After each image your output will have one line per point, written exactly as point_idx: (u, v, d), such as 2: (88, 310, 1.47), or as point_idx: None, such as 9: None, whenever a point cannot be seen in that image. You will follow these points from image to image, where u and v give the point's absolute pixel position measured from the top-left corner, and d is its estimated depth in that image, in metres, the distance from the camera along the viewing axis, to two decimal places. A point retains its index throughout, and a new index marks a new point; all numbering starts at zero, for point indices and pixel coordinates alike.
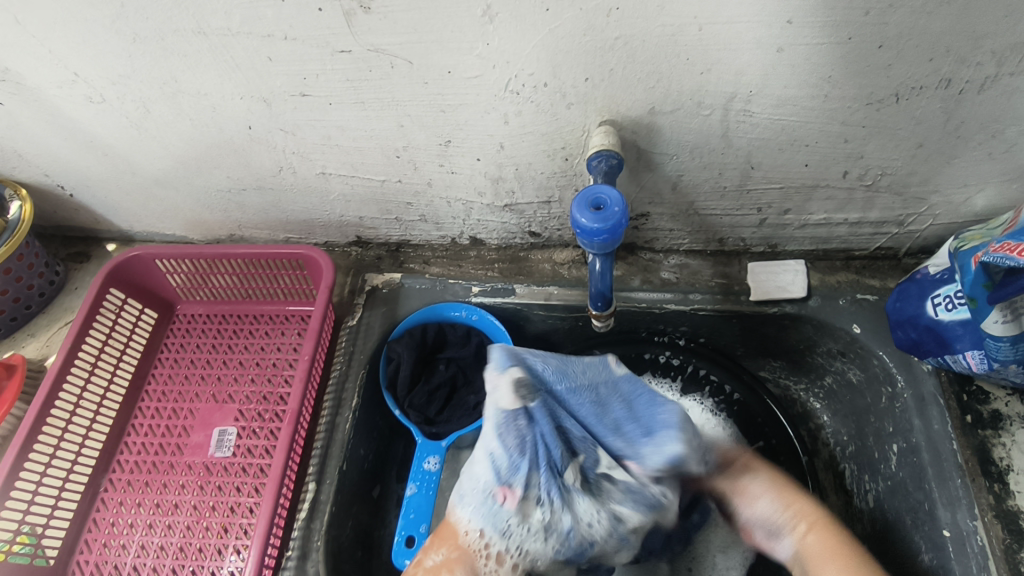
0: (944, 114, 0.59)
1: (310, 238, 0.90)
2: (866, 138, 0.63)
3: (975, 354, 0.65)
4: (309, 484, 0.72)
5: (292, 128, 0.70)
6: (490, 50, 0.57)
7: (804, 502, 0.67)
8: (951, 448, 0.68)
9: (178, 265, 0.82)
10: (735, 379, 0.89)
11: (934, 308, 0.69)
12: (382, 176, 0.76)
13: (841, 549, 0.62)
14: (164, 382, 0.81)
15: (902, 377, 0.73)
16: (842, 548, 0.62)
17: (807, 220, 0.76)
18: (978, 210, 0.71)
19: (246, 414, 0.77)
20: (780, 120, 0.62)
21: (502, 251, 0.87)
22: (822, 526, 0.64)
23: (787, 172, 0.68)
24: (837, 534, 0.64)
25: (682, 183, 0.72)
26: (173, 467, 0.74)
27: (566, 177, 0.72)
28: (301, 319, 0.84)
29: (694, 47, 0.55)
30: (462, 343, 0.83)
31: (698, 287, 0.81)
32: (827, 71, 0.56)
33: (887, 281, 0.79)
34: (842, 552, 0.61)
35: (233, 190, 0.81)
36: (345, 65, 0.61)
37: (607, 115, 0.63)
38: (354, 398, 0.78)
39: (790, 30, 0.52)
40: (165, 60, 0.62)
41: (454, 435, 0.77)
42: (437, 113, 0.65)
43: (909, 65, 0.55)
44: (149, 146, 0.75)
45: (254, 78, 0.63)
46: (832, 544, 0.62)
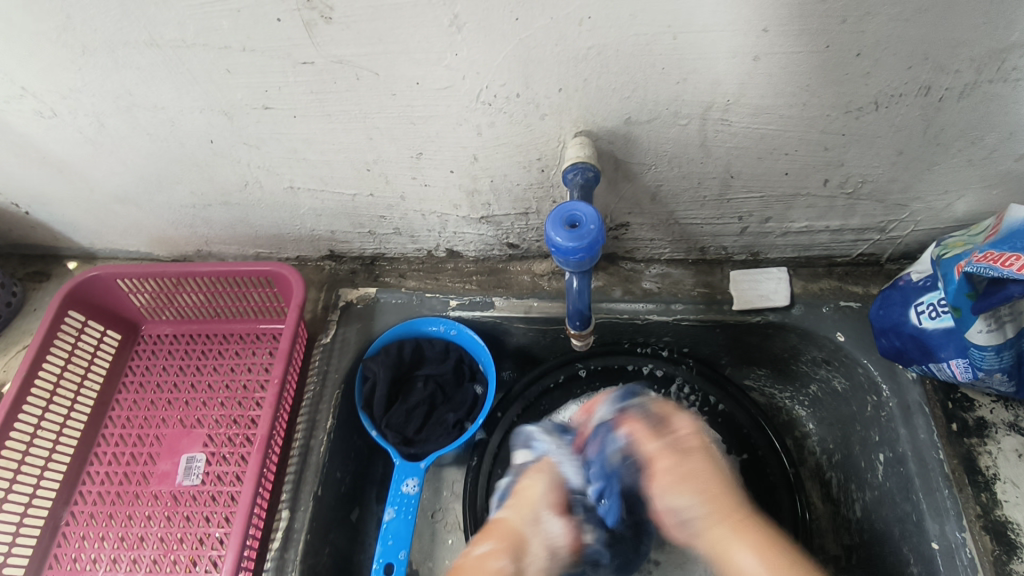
0: (923, 122, 0.58)
1: (281, 252, 0.87)
2: (846, 146, 0.62)
3: (960, 362, 0.64)
4: (282, 512, 0.69)
5: (257, 141, 0.67)
6: (459, 60, 0.55)
7: (710, 463, 0.64)
8: (937, 457, 0.67)
9: (141, 285, 0.79)
10: (721, 391, 0.81)
11: (917, 316, 0.67)
12: (353, 190, 0.73)
13: (738, 517, 0.60)
14: (129, 407, 0.77)
15: (887, 386, 0.72)
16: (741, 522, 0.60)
17: (789, 228, 0.74)
18: (959, 216, 0.70)
19: (216, 439, 0.74)
20: (758, 128, 0.60)
21: (480, 263, 0.85)
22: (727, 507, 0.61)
23: (767, 180, 0.67)
24: (746, 521, 0.60)
25: (662, 193, 0.70)
26: (138, 497, 0.71)
27: (542, 189, 0.70)
28: (273, 337, 0.81)
29: (669, 56, 0.53)
30: (441, 359, 0.81)
31: (680, 297, 0.79)
32: (805, 80, 0.54)
33: (870, 288, 0.78)
34: (769, 543, 0.58)
35: (198, 206, 0.78)
36: (309, 77, 0.58)
37: (582, 125, 0.61)
38: (328, 419, 0.75)
39: (767, 39, 0.51)
40: (118, 74, 0.59)
41: (432, 456, 0.75)
42: (406, 125, 0.63)
43: (887, 73, 0.53)
44: (106, 162, 0.72)
45: (213, 91, 0.61)
46: (745, 525, 0.60)
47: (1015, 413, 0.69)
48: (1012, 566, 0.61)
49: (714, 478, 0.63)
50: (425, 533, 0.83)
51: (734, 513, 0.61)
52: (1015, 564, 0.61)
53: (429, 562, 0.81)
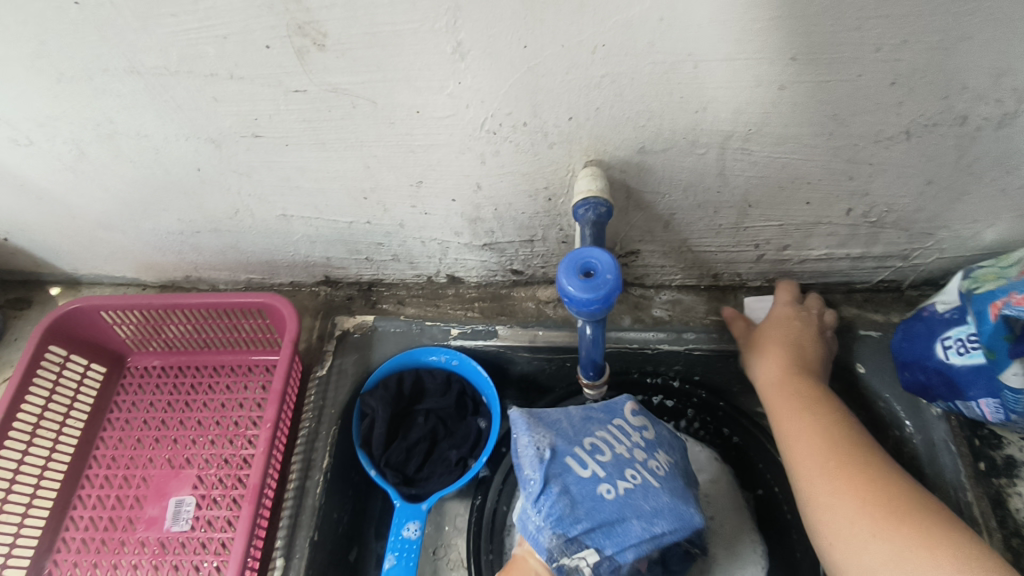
0: (957, 151, 0.55)
1: (274, 278, 0.83)
2: (873, 176, 0.58)
3: (990, 402, 0.61)
4: (277, 560, 0.66)
5: (247, 169, 0.63)
6: (463, 89, 0.51)
7: (825, 447, 0.60)
8: (964, 499, 0.64)
9: (125, 316, 0.75)
10: (734, 422, 0.79)
11: (944, 351, 0.64)
12: (350, 218, 0.70)
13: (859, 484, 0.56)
14: (115, 446, 0.74)
15: (910, 422, 0.69)
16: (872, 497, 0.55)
17: (807, 255, 0.71)
18: (987, 244, 0.67)
19: (206, 481, 0.70)
20: (781, 157, 0.56)
21: (483, 289, 0.81)
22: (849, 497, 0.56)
23: (787, 209, 0.63)
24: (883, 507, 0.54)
25: (675, 221, 0.67)
26: (124, 544, 0.67)
27: (549, 217, 0.67)
28: (266, 369, 0.78)
29: (689, 85, 0.49)
30: (442, 391, 0.77)
31: (692, 325, 0.76)
32: (833, 109, 0.51)
33: (891, 316, 0.75)
34: (878, 511, 0.54)
35: (186, 233, 0.74)
36: (301, 105, 0.54)
37: (593, 155, 0.57)
38: (324, 459, 0.71)
39: (795, 67, 0.47)
40: (97, 102, 0.55)
41: (435, 496, 0.71)
42: (406, 154, 0.59)
43: (922, 102, 0.50)
44: (88, 190, 0.68)
45: (199, 119, 0.57)
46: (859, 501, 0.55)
47: None
48: None
49: (830, 464, 0.58)
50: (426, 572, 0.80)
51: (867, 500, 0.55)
52: None
53: None
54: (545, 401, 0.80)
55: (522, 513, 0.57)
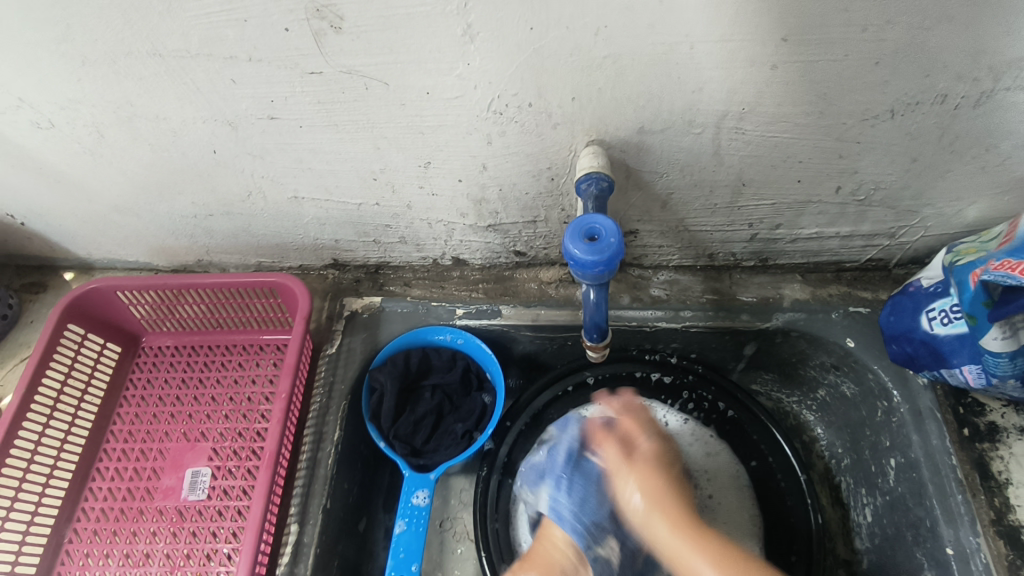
0: (939, 129, 0.58)
1: (284, 261, 0.86)
2: (860, 154, 0.61)
3: (972, 368, 0.64)
4: (291, 526, 0.68)
5: (261, 152, 0.65)
6: (471, 70, 0.54)
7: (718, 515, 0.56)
8: (950, 462, 0.67)
9: (141, 296, 0.77)
10: (731, 397, 0.82)
11: (929, 322, 0.67)
12: (359, 200, 0.72)
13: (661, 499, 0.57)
14: (132, 420, 0.76)
15: (897, 392, 0.72)
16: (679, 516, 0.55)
17: (799, 234, 0.74)
18: (970, 221, 0.70)
19: (221, 453, 0.72)
20: (773, 137, 0.60)
21: (487, 270, 0.84)
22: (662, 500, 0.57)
23: (778, 188, 0.66)
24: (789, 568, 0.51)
25: (672, 201, 0.69)
26: (143, 513, 0.70)
27: (552, 197, 0.70)
28: (277, 348, 0.80)
29: (686, 65, 0.52)
30: (448, 368, 0.80)
31: (689, 304, 0.79)
32: (822, 88, 0.54)
33: (879, 293, 0.78)
34: (683, 519, 0.55)
35: (199, 216, 0.77)
36: (316, 87, 0.57)
37: (594, 135, 0.60)
38: (335, 431, 0.74)
39: (786, 47, 0.50)
40: (119, 85, 0.58)
41: (442, 467, 0.74)
42: (415, 135, 0.62)
43: (905, 81, 0.53)
44: (105, 173, 0.70)
45: (217, 102, 0.59)
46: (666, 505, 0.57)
47: None
48: None
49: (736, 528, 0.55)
50: (433, 543, 0.82)
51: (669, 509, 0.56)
52: None
53: (438, 572, 0.81)
54: (545, 378, 0.83)
55: (551, 506, 0.68)
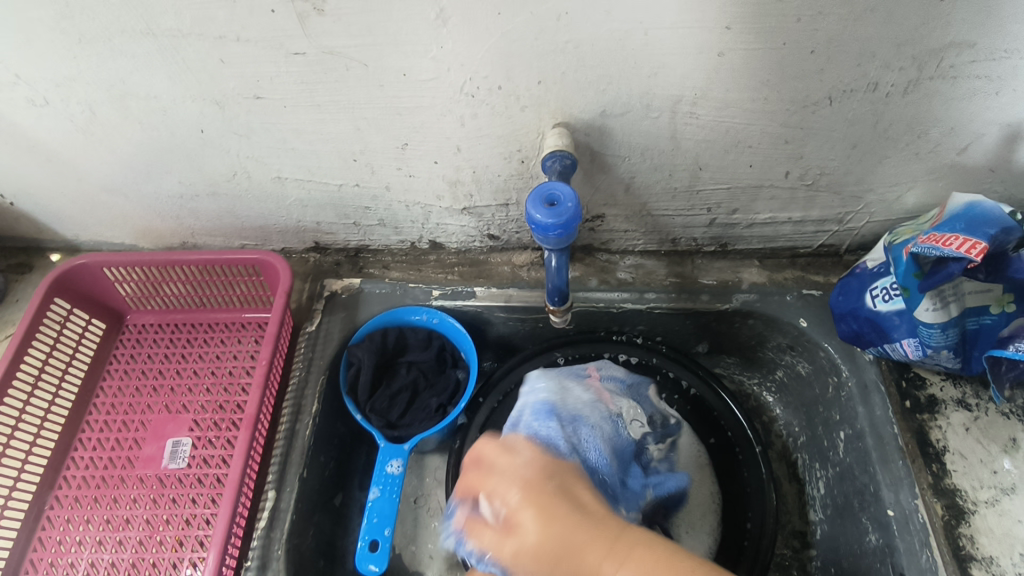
0: (873, 115, 0.63)
1: (267, 244, 0.89)
2: (804, 139, 0.66)
3: (911, 341, 0.69)
4: (269, 492, 0.71)
5: (246, 131, 0.69)
6: (444, 53, 0.58)
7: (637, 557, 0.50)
8: (891, 432, 0.71)
9: (127, 274, 0.80)
10: (692, 374, 0.85)
11: (872, 300, 0.72)
12: (340, 181, 0.76)
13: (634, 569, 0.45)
14: (114, 394, 0.78)
15: (846, 367, 0.77)
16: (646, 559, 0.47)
17: (754, 219, 0.79)
18: (909, 207, 0.75)
19: (201, 424, 0.75)
20: (724, 122, 0.65)
21: (462, 255, 0.88)
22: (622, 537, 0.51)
23: (733, 172, 0.71)
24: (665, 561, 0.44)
25: (635, 184, 0.74)
26: (124, 481, 0.71)
27: (522, 180, 0.74)
28: (258, 326, 0.83)
29: (640, 51, 0.57)
30: (423, 346, 0.83)
31: (653, 286, 0.83)
32: (765, 75, 0.59)
33: (831, 277, 0.83)
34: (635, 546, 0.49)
35: (185, 196, 0.80)
36: (300, 67, 0.61)
37: (560, 117, 0.65)
38: (313, 404, 0.76)
39: (729, 35, 0.55)
40: (113, 62, 0.61)
41: (416, 438, 0.76)
42: (393, 116, 0.66)
43: (839, 69, 0.58)
44: (96, 151, 0.73)
45: (207, 81, 0.63)
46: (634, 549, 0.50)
47: (963, 390, 0.73)
48: (959, 530, 0.65)
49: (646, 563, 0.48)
50: (408, 519, 0.85)
51: (597, 534, 0.44)
52: (962, 528, 0.65)
53: (412, 547, 0.83)
54: (516, 357, 0.85)
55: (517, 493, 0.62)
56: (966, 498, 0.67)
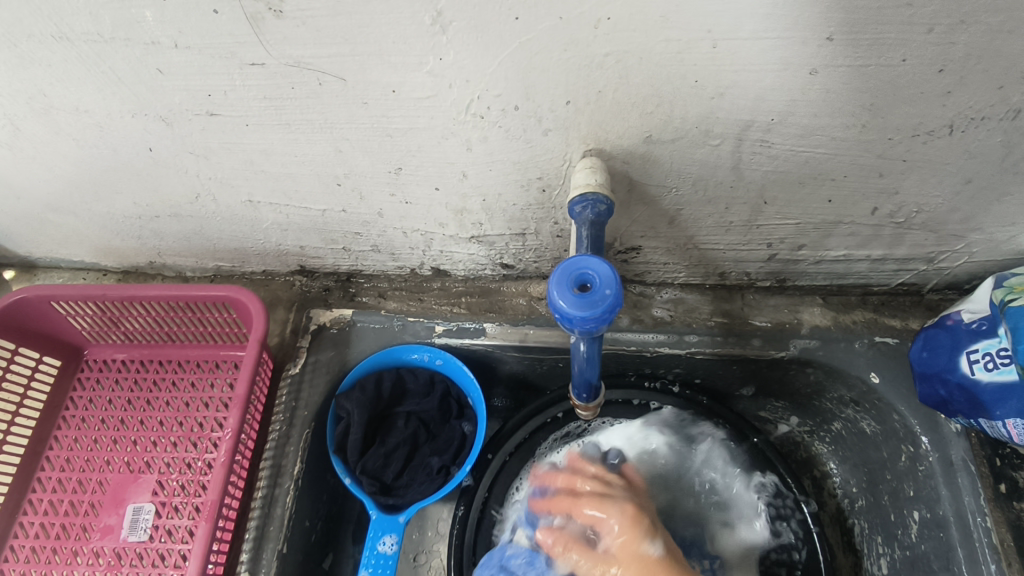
0: (1004, 148, 0.48)
1: (246, 266, 0.77)
2: (905, 173, 0.52)
3: (1019, 423, 0.56)
4: (241, 574, 0.60)
5: (204, 151, 0.56)
6: (444, 66, 0.45)
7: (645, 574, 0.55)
8: (982, 524, 0.59)
9: (81, 307, 0.69)
10: (734, 428, 0.75)
11: (970, 364, 0.59)
12: (323, 206, 0.63)
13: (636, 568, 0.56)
14: (70, 446, 0.68)
15: (927, 438, 0.64)
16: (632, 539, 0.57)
17: (824, 256, 0.65)
18: (1022, 248, 0.61)
19: (167, 487, 0.65)
20: (805, 152, 0.50)
21: (470, 283, 0.75)
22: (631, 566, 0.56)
23: (806, 207, 0.57)
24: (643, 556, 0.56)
25: (682, 217, 0.60)
26: (77, 555, 0.62)
27: (543, 210, 0.60)
28: (234, 366, 0.72)
29: (705, 67, 0.43)
30: (425, 392, 0.72)
31: (696, 327, 0.70)
32: (868, 98, 0.45)
33: (910, 321, 0.69)
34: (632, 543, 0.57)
35: (144, 217, 0.68)
36: (259, 80, 0.47)
37: (593, 143, 0.51)
38: (295, 464, 0.66)
39: (830, 49, 0.41)
40: (26, 71, 0.48)
41: (414, 508, 0.66)
42: (382, 138, 0.53)
43: (972, 92, 0.43)
44: (30, 168, 0.61)
45: (145, 94, 0.50)
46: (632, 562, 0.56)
47: None
48: None
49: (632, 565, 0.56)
50: None
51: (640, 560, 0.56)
52: None
53: None
54: (535, 404, 0.75)
55: None
56: None
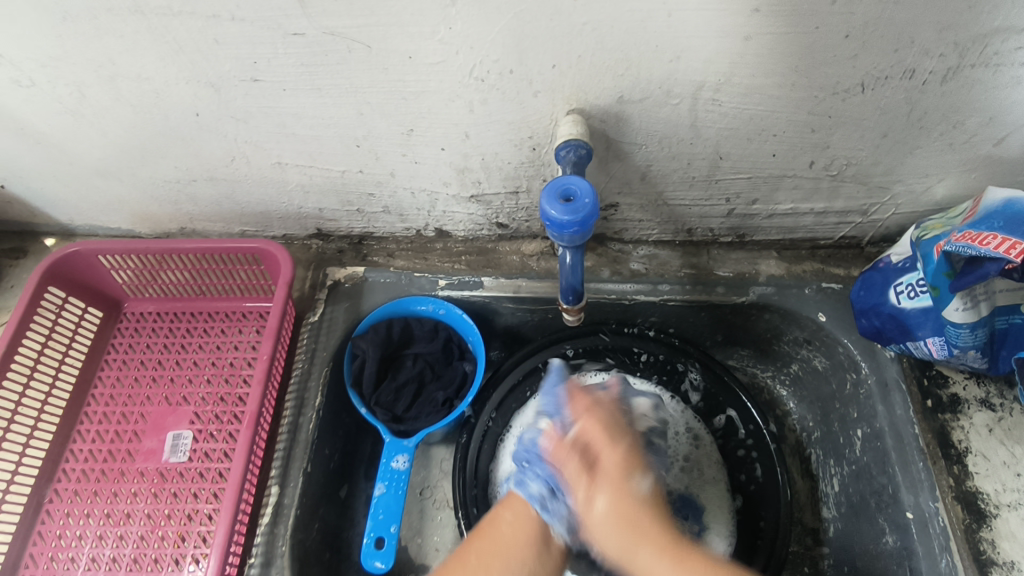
0: (908, 104, 0.60)
1: (268, 230, 0.86)
2: (832, 128, 0.63)
3: (936, 340, 0.66)
4: (272, 488, 0.69)
5: (243, 115, 0.66)
6: (453, 34, 0.55)
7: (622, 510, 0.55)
8: (912, 432, 0.69)
9: (124, 261, 0.77)
10: (706, 369, 0.83)
11: (896, 295, 0.69)
12: (342, 166, 0.73)
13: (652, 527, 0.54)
14: (113, 384, 0.76)
15: (866, 364, 0.74)
16: (633, 511, 0.55)
17: (774, 210, 0.76)
18: (939, 199, 0.72)
19: (203, 416, 0.73)
20: (748, 109, 0.61)
21: (470, 243, 0.85)
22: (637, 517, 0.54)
23: (754, 162, 0.68)
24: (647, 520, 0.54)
25: (651, 173, 0.71)
26: (124, 474, 0.70)
27: (533, 167, 0.71)
28: (259, 315, 0.80)
29: (663, 34, 0.53)
30: (430, 337, 0.81)
31: (667, 278, 0.80)
32: (795, 61, 0.55)
33: (851, 270, 0.80)
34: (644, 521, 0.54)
35: (182, 181, 0.77)
36: (299, 48, 0.57)
37: (575, 103, 0.61)
38: (317, 396, 0.74)
39: (758, 18, 0.51)
40: (99, 42, 0.58)
41: (422, 433, 0.75)
42: (397, 101, 0.63)
43: (875, 55, 0.55)
44: (87, 134, 0.70)
45: (200, 62, 0.59)
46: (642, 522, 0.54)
47: (987, 389, 0.71)
48: (980, 534, 0.64)
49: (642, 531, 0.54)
50: (413, 510, 0.84)
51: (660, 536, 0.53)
52: (983, 532, 0.64)
53: (417, 539, 0.82)
54: (525, 349, 0.82)
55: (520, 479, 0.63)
56: (988, 501, 0.65)
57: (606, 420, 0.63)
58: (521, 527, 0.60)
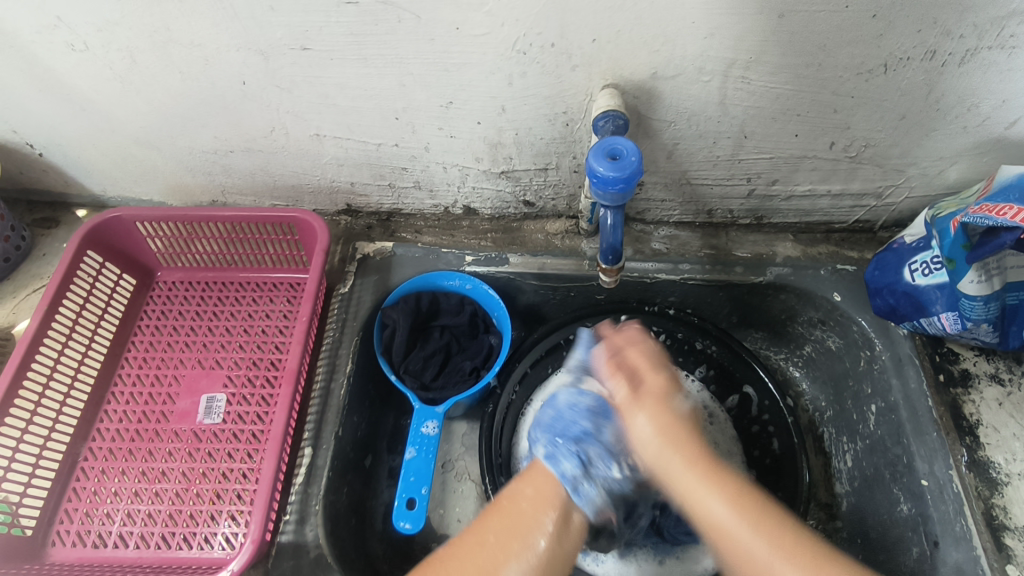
0: (926, 85, 0.63)
1: (298, 205, 0.88)
2: (854, 109, 0.66)
3: (950, 316, 0.69)
4: (305, 449, 0.70)
5: (288, 85, 0.68)
6: (500, 6, 0.57)
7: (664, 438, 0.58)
8: (926, 404, 0.72)
9: (159, 229, 0.79)
10: (723, 344, 0.86)
11: (911, 274, 0.72)
12: (379, 139, 0.75)
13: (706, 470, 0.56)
14: (146, 349, 0.78)
15: (880, 341, 0.77)
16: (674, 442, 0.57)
17: (793, 191, 0.79)
18: (951, 182, 0.75)
19: (236, 380, 0.74)
20: (775, 88, 0.64)
21: (495, 222, 0.87)
22: (678, 443, 0.57)
23: (777, 141, 0.71)
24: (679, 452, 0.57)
25: (678, 151, 0.74)
26: (158, 434, 0.71)
27: (565, 144, 0.73)
28: (290, 286, 0.82)
29: (701, 10, 0.56)
30: (456, 311, 0.83)
31: (688, 257, 0.83)
32: (822, 39, 0.59)
33: (865, 253, 0.83)
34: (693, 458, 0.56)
35: (219, 151, 0.79)
36: (350, 17, 0.60)
37: (611, 78, 0.64)
38: (348, 363, 0.76)
39: None
40: (158, 7, 0.60)
41: (450, 401, 0.77)
42: (440, 73, 0.65)
43: (899, 35, 0.58)
44: (132, 102, 0.72)
45: (253, 29, 0.62)
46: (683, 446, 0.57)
47: (996, 365, 0.74)
48: (993, 500, 0.66)
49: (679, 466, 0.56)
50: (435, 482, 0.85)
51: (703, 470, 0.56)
52: (996, 498, 0.66)
53: (440, 510, 0.83)
54: (547, 325, 0.84)
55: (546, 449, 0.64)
56: (1000, 470, 0.68)
57: (651, 356, 0.65)
58: (541, 500, 0.60)
